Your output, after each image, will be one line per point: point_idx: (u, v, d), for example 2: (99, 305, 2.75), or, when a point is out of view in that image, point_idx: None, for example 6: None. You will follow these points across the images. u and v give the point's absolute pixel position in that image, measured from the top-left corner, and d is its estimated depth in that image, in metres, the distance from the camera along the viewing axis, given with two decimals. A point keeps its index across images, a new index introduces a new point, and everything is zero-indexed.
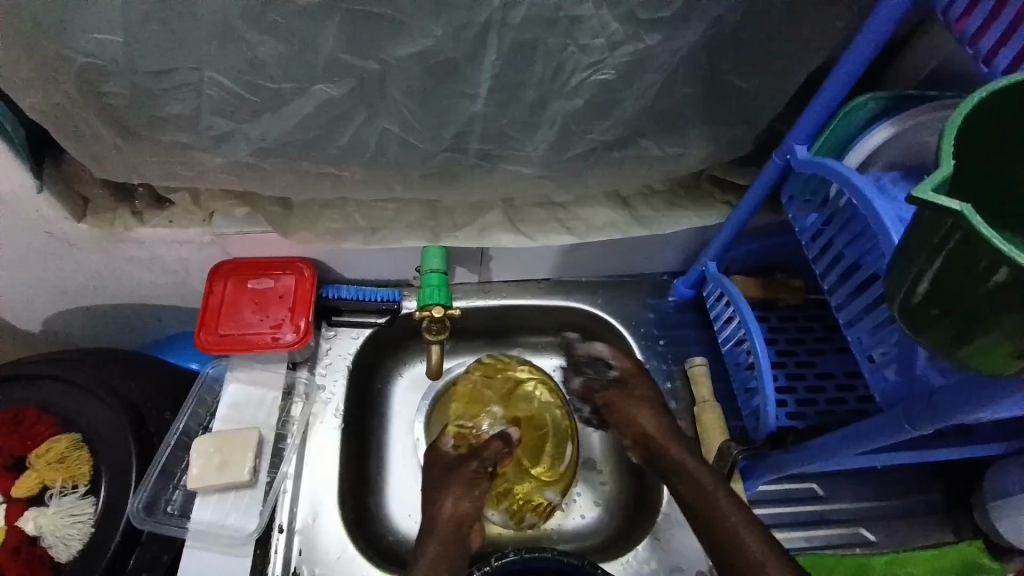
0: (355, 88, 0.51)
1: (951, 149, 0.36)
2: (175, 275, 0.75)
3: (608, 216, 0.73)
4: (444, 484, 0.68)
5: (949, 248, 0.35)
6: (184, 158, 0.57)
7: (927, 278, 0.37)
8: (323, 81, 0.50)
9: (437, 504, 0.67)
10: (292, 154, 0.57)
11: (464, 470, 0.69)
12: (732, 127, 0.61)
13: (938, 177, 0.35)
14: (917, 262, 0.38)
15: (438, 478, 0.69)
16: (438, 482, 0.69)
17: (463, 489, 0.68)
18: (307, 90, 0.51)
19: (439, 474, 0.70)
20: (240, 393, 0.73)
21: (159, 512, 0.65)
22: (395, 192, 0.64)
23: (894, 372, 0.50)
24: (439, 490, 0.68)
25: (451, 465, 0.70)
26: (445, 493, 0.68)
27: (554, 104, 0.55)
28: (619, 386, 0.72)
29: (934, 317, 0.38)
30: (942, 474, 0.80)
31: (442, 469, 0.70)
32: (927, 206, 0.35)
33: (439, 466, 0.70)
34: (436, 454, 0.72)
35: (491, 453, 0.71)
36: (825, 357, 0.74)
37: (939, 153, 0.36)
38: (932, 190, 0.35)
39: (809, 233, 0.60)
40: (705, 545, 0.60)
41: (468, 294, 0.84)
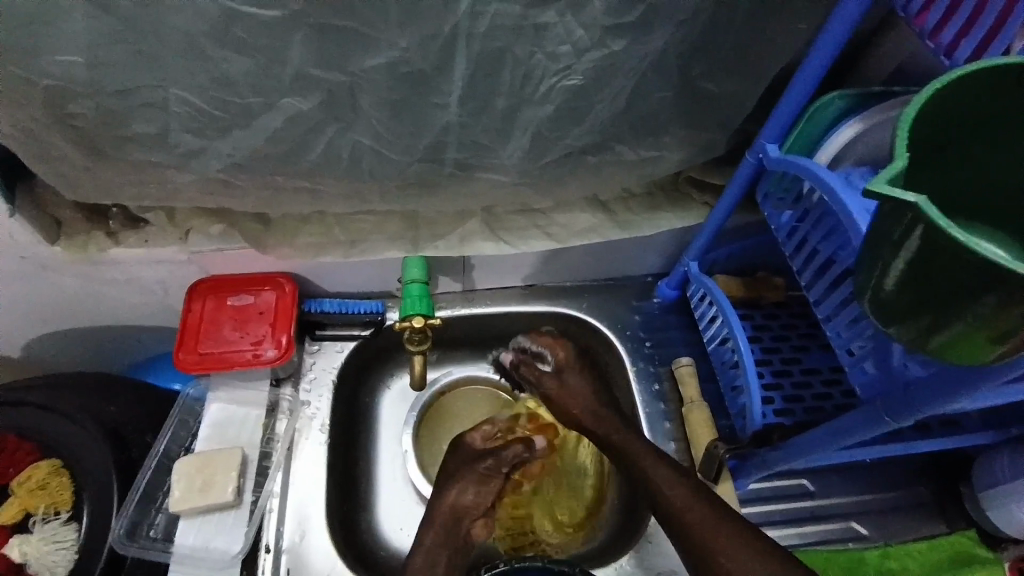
0: (324, 100, 0.51)
1: (905, 140, 0.37)
2: (153, 295, 0.74)
3: (588, 221, 0.73)
4: (457, 471, 0.69)
5: (913, 241, 0.35)
6: (152, 175, 0.56)
7: (893, 273, 0.38)
8: (292, 95, 0.50)
9: (445, 489, 0.68)
10: (265, 169, 0.57)
11: (480, 465, 0.69)
12: (705, 128, 0.62)
13: (895, 170, 0.36)
14: (882, 255, 0.38)
15: (453, 464, 0.70)
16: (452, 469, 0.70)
17: (475, 479, 0.68)
18: (276, 104, 0.50)
19: (456, 462, 0.70)
20: (221, 412, 0.72)
21: (142, 536, 0.65)
22: (373, 203, 0.64)
23: (872, 366, 0.50)
24: (450, 479, 0.68)
25: (474, 455, 0.70)
26: (450, 481, 0.68)
27: (526, 111, 0.55)
28: (552, 373, 0.74)
29: (903, 308, 0.38)
30: (931, 465, 0.81)
31: (460, 457, 0.70)
32: (884, 198, 0.35)
33: (458, 455, 0.71)
34: (460, 442, 0.72)
35: (513, 455, 0.70)
36: (808, 353, 0.75)
37: (894, 148, 0.37)
38: (889, 183, 0.35)
39: (785, 231, 0.60)
40: (685, 556, 0.59)
41: (451, 303, 0.84)
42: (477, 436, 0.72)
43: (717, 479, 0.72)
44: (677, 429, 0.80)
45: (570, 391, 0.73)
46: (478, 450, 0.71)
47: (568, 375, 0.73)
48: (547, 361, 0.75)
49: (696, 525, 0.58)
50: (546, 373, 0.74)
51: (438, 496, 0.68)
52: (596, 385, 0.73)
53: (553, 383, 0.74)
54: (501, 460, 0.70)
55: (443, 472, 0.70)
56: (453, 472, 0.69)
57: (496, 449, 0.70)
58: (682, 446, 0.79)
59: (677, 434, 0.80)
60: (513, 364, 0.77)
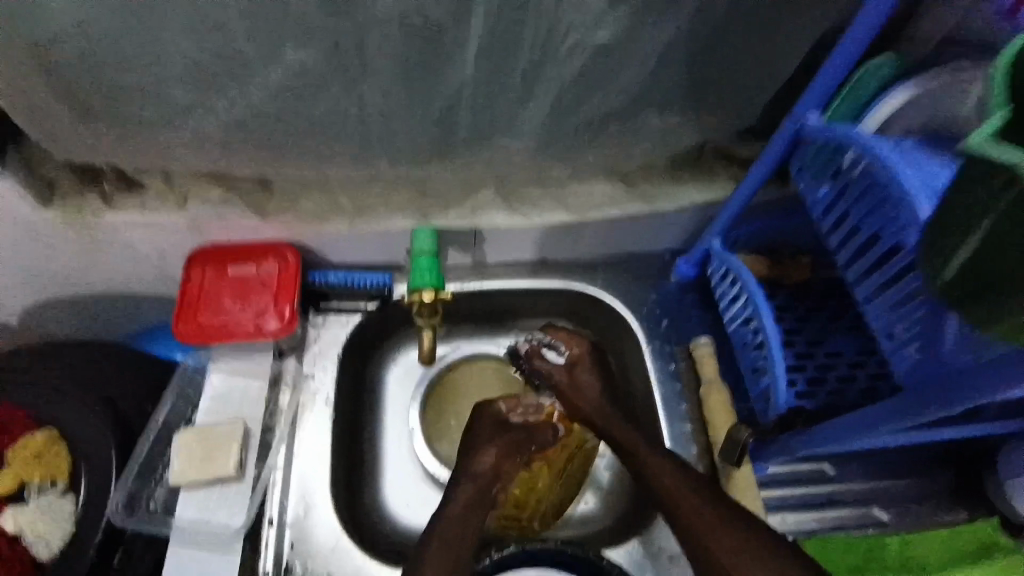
0: (329, 51, 0.46)
1: (1004, 99, 0.33)
2: (152, 263, 0.72)
3: (607, 193, 0.69)
4: (490, 437, 0.65)
5: None
6: (145, 137, 0.53)
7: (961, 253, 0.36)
8: (293, 45, 0.46)
9: (478, 453, 0.64)
10: (264, 128, 0.53)
11: (511, 435, 0.65)
12: (739, 93, 0.57)
13: (996, 126, 0.33)
14: None
15: (483, 429, 0.65)
16: (479, 434, 0.65)
17: (507, 447, 0.65)
18: (277, 56, 0.46)
19: (487, 427, 0.66)
20: (223, 384, 0.70)
21: (140, 509, 0.64)
22: (381, 169, 0.60)
23: (917, 351, 0.47)
24: (481, 443, 0.64)
25: (504, 423, 0.66)
26: (483, 444, 0.64)
27: (548, 70, 0.51)
28: (564, 366, 0.69)
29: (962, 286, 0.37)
30: (955, 453, 0.78)
31: (491, 423, 0.66)
32: (982, 157, 0.33)
33: (491, 420, 0.66)
34: (486, 409, 0.67)
35: (542, 436, 0.67)
36: (832, 335, 0.72)
37: (996, 98, 0.34)
38: (991, 139, 0.32)
39: (821, 207, 0.56)
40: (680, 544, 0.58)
41: (460, 277, 0.81)
42: (507, 405, 0.67)
43: (739, 464, 0.69)
44: (692, 411, 0.77)
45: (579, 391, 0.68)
46: (508, 420, 0.66)
47: (579, 373, 0.69)
48: (558, 353, 0.70)
49: (689, 521, 0.57)
50: (557, 367, 0.69)
51: (471, 460, 0.63)
52: (604, 384, 0.69)
53: (563, 377, 0.69)
54: (530, 437, 0.66)
55: (468, 437, 0.66)
56: (487, 435, 0.65)
57: (527, 424, 0.67)
58: (698, 428, 0.76)
59: (692, 415, 0.77)
60: (523, 355, 0.71)
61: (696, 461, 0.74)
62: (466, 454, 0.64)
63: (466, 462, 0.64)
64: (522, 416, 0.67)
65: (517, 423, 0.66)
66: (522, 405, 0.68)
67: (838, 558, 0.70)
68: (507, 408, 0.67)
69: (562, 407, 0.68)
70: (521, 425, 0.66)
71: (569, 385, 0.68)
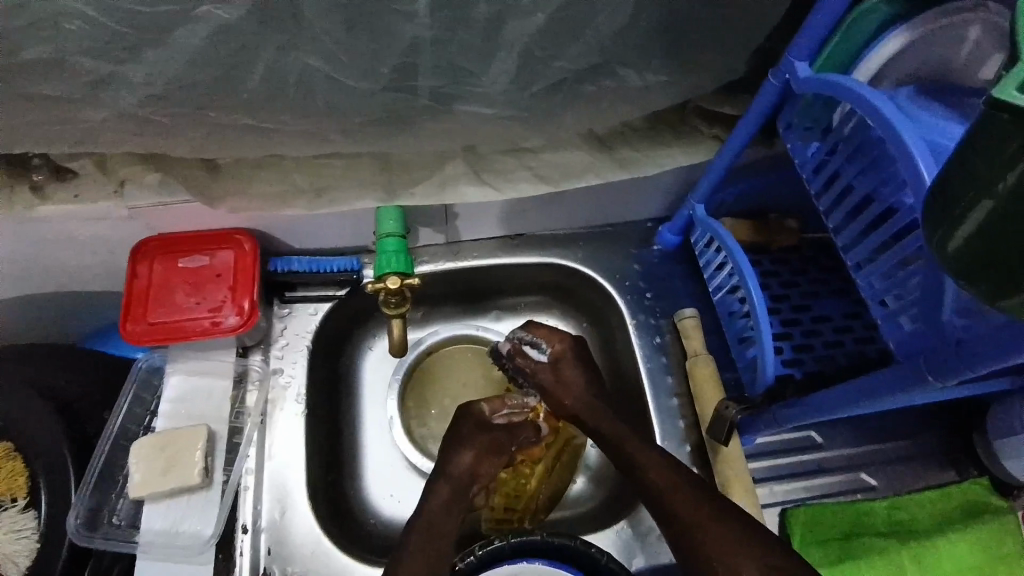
0: (257, 7, 0.41)
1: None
2: (96, 257, 0.66)
3: (584, 160, 0.65)
4: (471, 437, 0.64)
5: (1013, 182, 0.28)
6: (60, 114, 0.47)
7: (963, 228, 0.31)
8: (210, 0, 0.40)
9: (459, 451, 0.63)
10: (193, 101, 0.47)
11: (493, 436, 0.64)
12: (719, 45, 0.53)
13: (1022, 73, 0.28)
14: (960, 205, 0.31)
15: (464, 429, 0.64)
16: (458, 434, 0.64)
17: (487, 448, 0.63)
18: (194, 13, 0.40)
19: (468, 427, 0.64)
20: (183, 385, 0.66)
21: (103, 525, 0.60)
22: (334, 143, 0.55)
23: (910, 320, 0.45)
24: (462, 442, 0.63)
25: (486, 424, 0.65)
26: (461, 445, 0.63)
27: (510, 24, 0.46)
28: (548, 363, 0.67)
29: (965, 266, 0.32)
30: (944, 412, 0.77)
31: (473, 423, 0.64)
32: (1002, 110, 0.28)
33: (472, 420, 0.65)
34: (469, 411, 0.65)
35: (523, 436, 0.66)
36: (819, 299, 0.70)
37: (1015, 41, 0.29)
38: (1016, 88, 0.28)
39: (810, 166, 0.53)
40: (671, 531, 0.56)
41: (434, 257, 0.77)
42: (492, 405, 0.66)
43: (728, 441, 0.67)
44: (679, 385, 0.75)
45: (564, 386, 0.66)
46: (492, 421, 0.65)
47: (565, 369, 0.66)
48: (541, 351, 0.68)
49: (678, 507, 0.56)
50: (541, 365, 0.67)
51: (451, 458, 0.63)
52: (591, 378, 0.67)
53: (548, 376, 0.67)
54: (512, 437, 0.65)
55: (450, 434, 0.65)
56: (467, 435, 0.64)
57: (510, 424, 0.65)
58: (685, 402, 0.74)
59: (679, 389, 0.74)
60: (505, 354, 0.69)
61: (684, 436, 0.72)
62: (446, 451, 0.63)
63: (446, 461, 0.63)
64: (507, 417, 0.66)
65: (500, 423, 0.65)
66: (508, 404, 0.66)
67: (830, 526, 0.69)
68: (491, 410, 0.66)
69: (550, 406, 0.67)
70: (504, 425, 0.65)
71: (553, 381, 0.66)
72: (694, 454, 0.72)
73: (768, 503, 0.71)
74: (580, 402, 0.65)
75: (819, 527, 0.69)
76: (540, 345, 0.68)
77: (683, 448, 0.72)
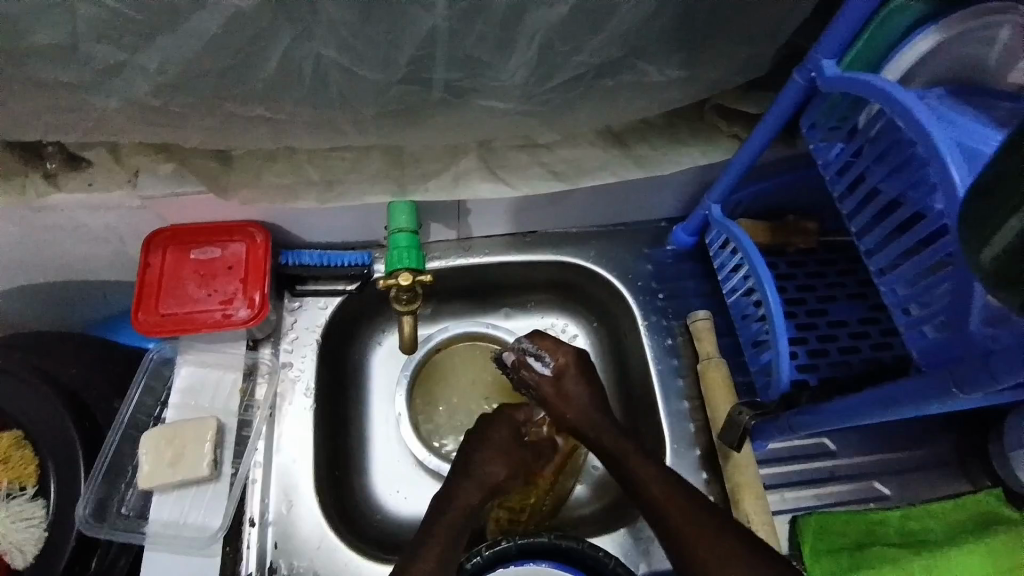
0: None
1: None
2: (108, 246, 0.66)
3: (600, 157, 0.64)
4: (504, 445, 0.64)
5: None
6: (71, 101, 0.47)
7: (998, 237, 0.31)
8: None
9: (494, 458, 0.63)
10: (204, 91, 0.46)
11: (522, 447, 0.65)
12: (744, 41, 0.51)
13: None
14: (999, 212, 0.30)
15: (501, 436, 0.64)
16: (492, 440, 0.64)
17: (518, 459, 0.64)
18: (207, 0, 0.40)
19: (503, 434, 0.65)
20: (193, 377, 0.66)
21: (111, 515, 0.60)
22: (347, 135, 0.54)
23: (936, 330, 0.43)
24: (496, 449, 0.63)
25: (517, 433, 0.66)
26: (494, 456, 0.63)
27: (529, 17, 0.45)
28: (550, 377, 0.66)
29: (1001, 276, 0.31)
30: (960, 421, 0.75)
31: (508, 431, 0.65)
32: None
33: (507, 428, 0.65)
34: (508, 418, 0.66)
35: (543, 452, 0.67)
36: (836, 303, 0.69)
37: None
38: None
39: (834, 167, 0.52)
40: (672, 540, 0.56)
41: (445, 253, 0.76)
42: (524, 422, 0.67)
43: (739, 447, 0.65)
44: (690, 387, 0.74)
45: (567, 402, 0.65)
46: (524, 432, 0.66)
47: (567, 383, 0.65)
48: (544, 363, 0.66)
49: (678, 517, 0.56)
50: (544, 378, 0.66)
51: (485, 462, 0.62)
52: (595, 392, 0.66)
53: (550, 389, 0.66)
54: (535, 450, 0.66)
55: (482, 439, 0.64)
56: (501, 443, 0.64)
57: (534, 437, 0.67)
58: (695, 405, 0.73)
59: (689, 392, 0.73)
60: (509, 365, 0.67)
61: (694, 440, 0.71)
62: (477, 455, 0.63)
63: (477, 465, 0.62)
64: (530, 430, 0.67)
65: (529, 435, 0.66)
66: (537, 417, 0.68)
67: (840, 535, 0.68)
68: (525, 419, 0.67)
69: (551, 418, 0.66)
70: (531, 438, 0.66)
71: (557, 395, 0.65)
72: (704, 459, 0.71)
73: (778, 510, 0.70)
74: (579, 414, 0.64)
75: (829, 535, 0.68)
76: (543, 357, 0.67)
77: (692, 452, 0.71)
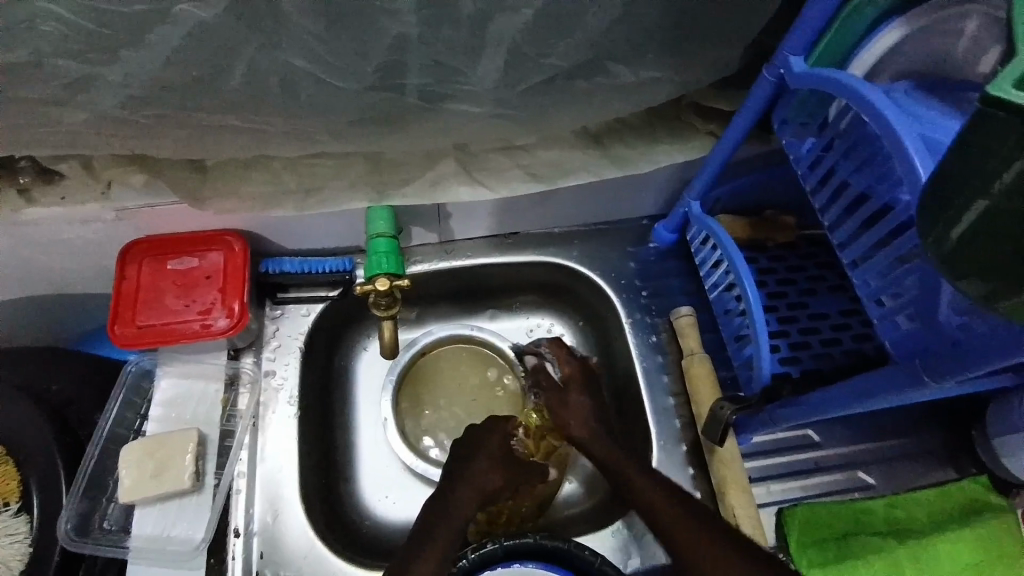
0: (235, 5, 0.40)
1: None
2: (86, 260, 0.65)
3: (578, 158, 0.64)
4: (496, 454, 0.64)
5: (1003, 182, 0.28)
6: (38, 117, 0.46)
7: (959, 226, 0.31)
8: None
9: (486, 468, 0.63)
10: (173, 104, 0.46)
11: (511, 459, 0.65)
12: (714, 40, 0.52)
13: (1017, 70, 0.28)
14: (953, 204, 0.31)
15: (496, 445, 0.65)
16: (486, 448, 0.64)
17: (508, 470, 0.64)
18: (170, 12, 0.39)
19: (497, 442, 0.65)
20: (175, 388, 0.66)
21: (95, 530, 0.60)
22: (322, 143, 0.54)
23: (908, 320, 0.44)
24: (490, 457, 0.64)
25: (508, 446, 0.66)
26: (490, 466, 0.63)
27: (497, 21, 0.45)
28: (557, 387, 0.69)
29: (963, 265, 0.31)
30: (944, 409, 0.76)
31: (501, 440, 0.65)
32: (998, 106, 0.27)
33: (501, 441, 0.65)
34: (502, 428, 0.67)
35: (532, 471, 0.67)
36: (818, 296, 0.69)
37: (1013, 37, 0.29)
38: (1011, 85, 0.27)
39: (806, 162, 0.52)
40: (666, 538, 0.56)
41: (427, 256, 0.76)
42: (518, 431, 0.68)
43: (722, 442, 0.66)
44: (675, 384, 0.74)
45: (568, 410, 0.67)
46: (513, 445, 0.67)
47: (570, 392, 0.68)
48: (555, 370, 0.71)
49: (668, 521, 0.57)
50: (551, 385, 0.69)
51: (479, 469, 0.63)
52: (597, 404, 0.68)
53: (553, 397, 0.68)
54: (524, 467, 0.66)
55: (475, 445, 0.65)
56: (495, 451, 0.64)
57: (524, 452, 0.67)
58: (681, 401, 0.73)
59: (675, 388, 0.74)
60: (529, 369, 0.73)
61: (680, 436, 0.72)
62: (473, 463, 0.63)
63: (467, 470, 0.62)
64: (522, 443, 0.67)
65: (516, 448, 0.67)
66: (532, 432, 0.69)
67: (826, 526, 0.68)
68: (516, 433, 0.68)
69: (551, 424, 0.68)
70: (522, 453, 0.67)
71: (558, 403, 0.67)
72: (690, 454, 0.71)
73: (765, 502, 0.71)
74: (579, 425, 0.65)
75: (815, 527, 0.68)
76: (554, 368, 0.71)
77: (679, 448, 0.71)
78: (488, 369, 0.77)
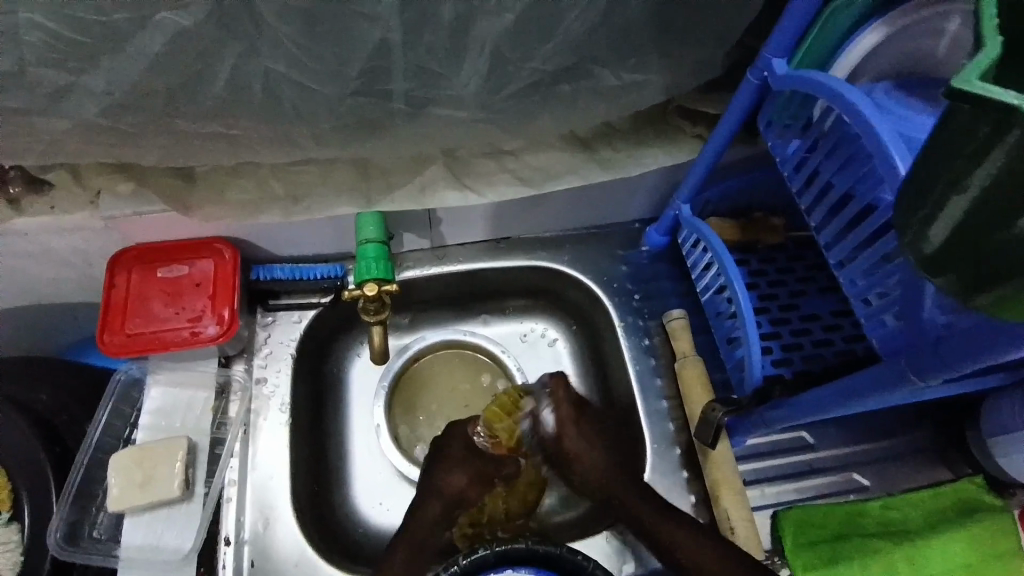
0: (214, 12, 0.40)
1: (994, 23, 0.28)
2: (74, 268, 0.65)
3: (566, 161, 0.64)
4: (463, 458, 0.65)
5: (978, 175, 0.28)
6: (20, 124, 0.46)
7: (938, 222, 0.30)
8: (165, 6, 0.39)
9: (451, 473, 0.64)
10: (156, 111, 0.46)
11: (483, 461, 0.65)
12: (697, 42, 0.52)
13: (985, 62, 0.27)
14: (932, 200, 0.31)
15: (456, 451, 0.65)
16: (453, 455, 0.65)
17: (479, 473, 0.64)
18: (149, 20, 0.40)
19: (458, 449, 0.65)
20: (164, 397, 0.67)
21: (83, 539, 0.60)
22: (307, 149, 0.54)
23: (894, 318, 0.44)
24: (455, 463, 0.64)
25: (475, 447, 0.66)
26: (452, 467, 0.64)
27: (478, 26, 0.45)
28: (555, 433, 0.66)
29: (946, 260, 0.31)
30: (939, 410, 0.76)
31: (463, 446, 0.65)
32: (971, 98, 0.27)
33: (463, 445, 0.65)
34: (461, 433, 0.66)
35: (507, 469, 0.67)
36: (808, 298, 0.69)
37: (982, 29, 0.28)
38: (979, 77, 0.27)
39: (791, 163, 0.53)
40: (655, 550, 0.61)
41: (418, 262, 0.76)
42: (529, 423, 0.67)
43: (714, 444, 0.66)
44: (668, 387, 0.74)
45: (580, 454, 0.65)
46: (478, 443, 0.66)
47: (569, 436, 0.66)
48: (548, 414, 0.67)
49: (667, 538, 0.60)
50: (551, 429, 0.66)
51: (444, 476, 0.64)
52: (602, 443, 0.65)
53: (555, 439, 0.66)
54: (498, 466, 0.66)
55: (439, 454, 0.66)
56: (460, 458, 0.65)
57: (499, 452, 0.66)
58: (674, 404, 0.73)
59: (667, 392, 0.74)
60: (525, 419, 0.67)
61: (674, 439, 0.72)
62: (445, 472, 0.64)
63: (437, 479, 0.64)
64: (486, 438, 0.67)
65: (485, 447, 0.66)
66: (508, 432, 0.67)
67: (818, 528, 0.68)
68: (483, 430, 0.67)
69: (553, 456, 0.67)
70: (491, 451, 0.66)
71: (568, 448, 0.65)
72: (684, 457, 0.71)
73: (759, 505, 0.71)
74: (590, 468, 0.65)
75: (807, 529, 0.68)
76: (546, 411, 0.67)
77: (673, 450, 0.71)
78: (481, 374, 0.77)
